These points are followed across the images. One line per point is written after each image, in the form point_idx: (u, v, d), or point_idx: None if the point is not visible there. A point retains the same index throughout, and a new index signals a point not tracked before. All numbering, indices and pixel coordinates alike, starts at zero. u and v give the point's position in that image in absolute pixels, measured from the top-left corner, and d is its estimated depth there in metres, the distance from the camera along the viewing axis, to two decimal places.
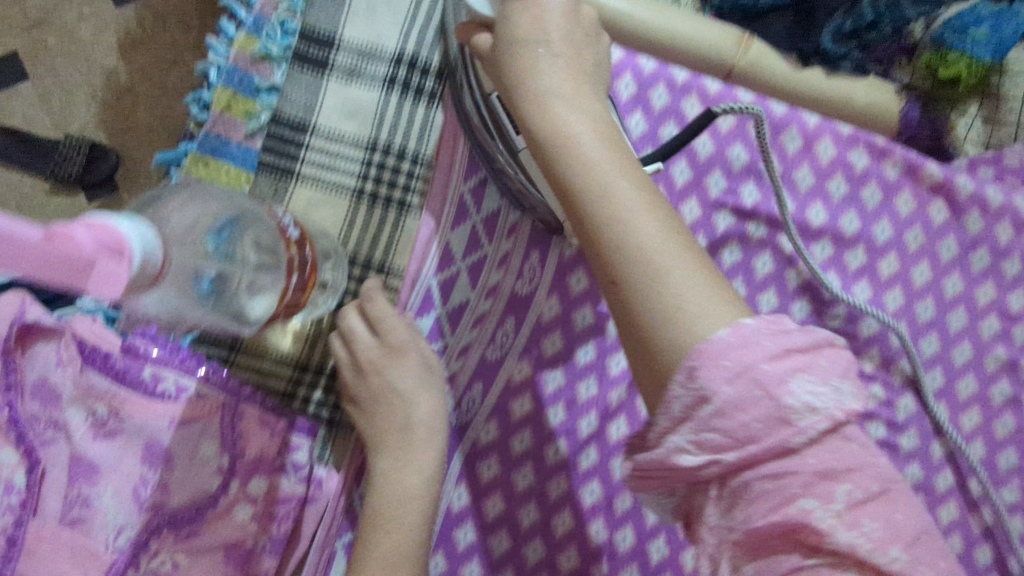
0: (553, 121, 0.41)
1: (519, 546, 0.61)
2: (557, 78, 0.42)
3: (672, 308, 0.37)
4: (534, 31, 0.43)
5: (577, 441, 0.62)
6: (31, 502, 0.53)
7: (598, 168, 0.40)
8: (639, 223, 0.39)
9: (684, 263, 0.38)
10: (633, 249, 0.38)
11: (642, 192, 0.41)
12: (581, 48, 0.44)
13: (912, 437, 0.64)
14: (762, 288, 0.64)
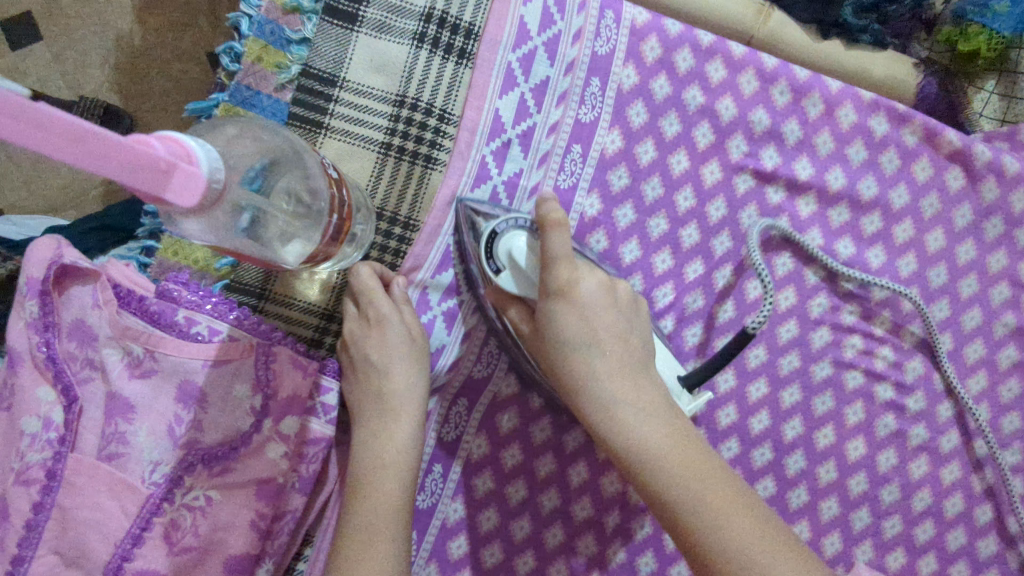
0: (622, 437, 0.49)
1: (536, 494, 0.63)
2: (610, 385, 0.50)
3: (750, 563, 0.44)
4: (585, 339, 0.51)
5: None
6: (68, 436, 0.56)
7: (656, 449, 0.48)
8: (716, 520, 0.45)
9: (749, 520, 0.45)
10: (701, 534, 0.45)
11: (700, 452, 0.49)
12: (628, 345, 0.53)
13: (920, 399, 0.65)
14: (779, 251, 0.65)
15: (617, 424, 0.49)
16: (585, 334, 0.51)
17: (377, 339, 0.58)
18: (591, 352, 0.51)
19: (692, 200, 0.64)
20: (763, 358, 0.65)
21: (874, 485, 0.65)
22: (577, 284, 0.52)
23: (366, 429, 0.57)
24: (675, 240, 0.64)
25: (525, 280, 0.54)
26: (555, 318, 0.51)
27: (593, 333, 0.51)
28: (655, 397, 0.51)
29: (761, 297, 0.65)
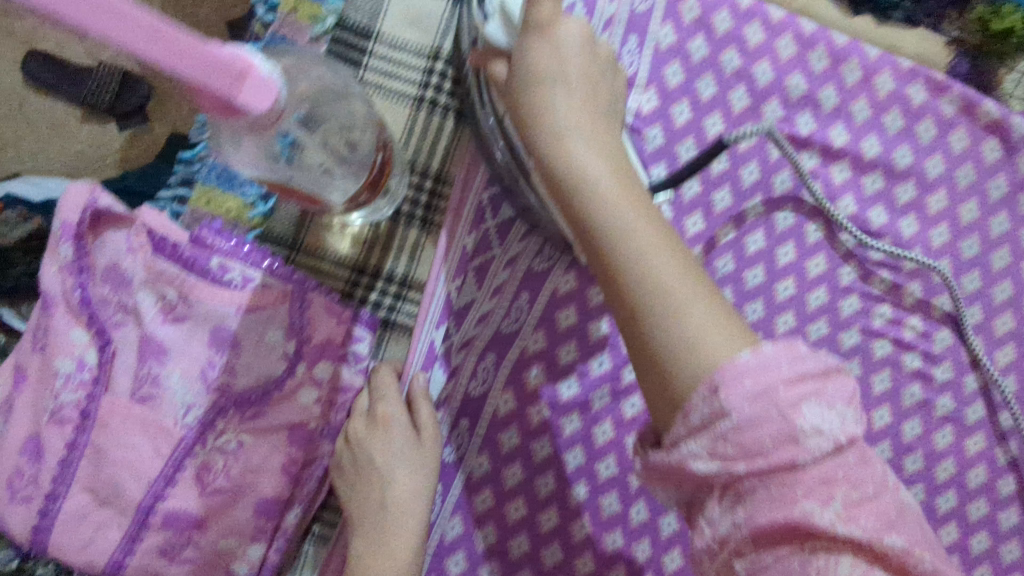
0: (572, 165, 0.44)
1: (561, 452, 0.64)
2: (570, 110, 0.45)
3: (680, 315, 0.42)
4: (553, 69, 0.44)
5: (620, 354, 0.64)
6: (103, 377, 0.56)
7: (615, 210, 0.43)
8: (659, 262, 0.42)
9: (699, 297, 0.42)
10: (640, 262, 0.42)
11: (654, 223, 0.44)
12: (597, 85, 0.47)
13: (947, 369, 0.65)
14: (811, 217, 0.65)
15: (577, 166, 0.44)
16: (559, 67, 0.44)
17: (381, 440, 0.56)
18: (562, 81, 0.45)
19: (725, 162, 0.64)
20: (791, 324, 0.65)
21: (897, 453, 0.65)
22: (559, 23, 0.44)
23: (370, 538, 0.55)
24: (706, 203, 0.64)
25: (512, 29, 0.46)
26: (530, 54, 0.44)
27: (563, 52, 0.44)
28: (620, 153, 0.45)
29: (790, 263, 0.65)
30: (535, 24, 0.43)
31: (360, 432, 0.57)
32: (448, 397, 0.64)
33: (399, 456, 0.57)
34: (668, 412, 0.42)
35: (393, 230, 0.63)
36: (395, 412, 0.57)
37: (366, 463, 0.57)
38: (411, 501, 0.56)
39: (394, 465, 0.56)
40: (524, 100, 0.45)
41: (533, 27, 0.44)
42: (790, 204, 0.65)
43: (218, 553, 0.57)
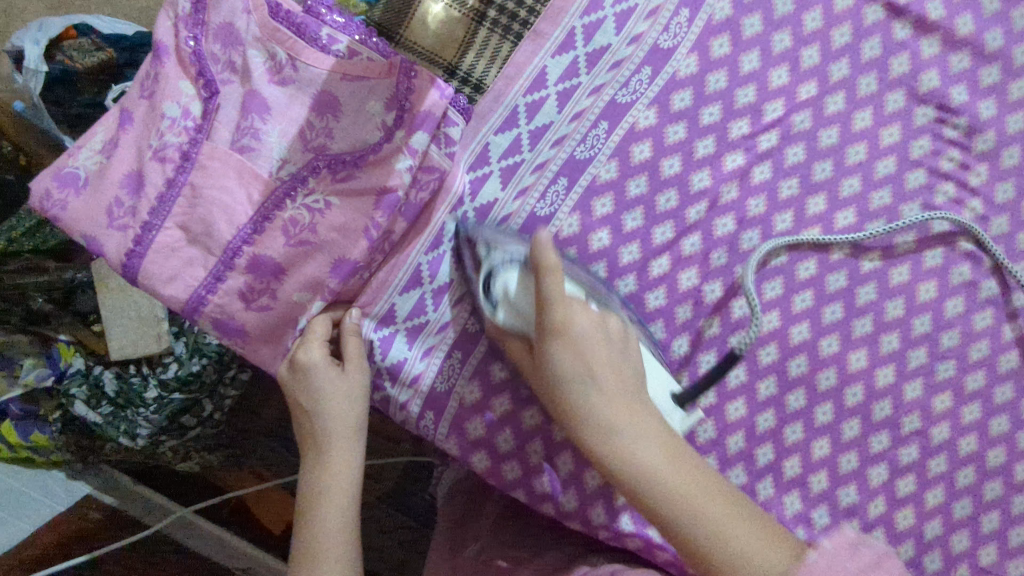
0: (620, 452, 0.51)
1: (614, 278, 0.67)
2: (624, 416, 0.53)
3: (736, 560, 0.49)
4: (580, 372, 0.53)
5: (688, 192, 0.67)
6: (208, 124, 0.59)
7: (658, 470, 0.51)
8: (725, 525, 0.50)
9: (741, 517, 0.51)
10: (692, 519, 0.50)
11: (688, 459, 0.52)
12: (622, 371, 0.54)
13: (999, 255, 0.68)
14: (892, 87, 0.67)
15: (625, 437, 0.52)
16: (596, 368, 0.54)
17: (307, 382, 0.59)
18: (601, 411, 0.53)
19: (819, 22, 0.66)
20: (855, 188, 0.67)
21: (936, 328, 0.68)
22: (571, 322, 0.54)
23: (314, 459, 0.59)
24: (795, 61, 0.66)
25: (517, 315, 0.58)
26: (558, 361, 0.54)
27: (593, 371, 0.53)
28: (650, 424, 0.53)
29: (865, 129, 0.67)
30: (546, 321, 0.54)
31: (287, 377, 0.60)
32: (514, 212, 0.66)
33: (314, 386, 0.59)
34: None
35: (490, 41, 0.66)
36: (316, 354, 0.59)
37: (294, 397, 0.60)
38: (339, 430, 0.59)
39: (310, 402, 0.59)
40: (569, 413, 0.54)
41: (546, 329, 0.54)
42: (878, 66, 0.66)
43: (292, 304, 0.60)
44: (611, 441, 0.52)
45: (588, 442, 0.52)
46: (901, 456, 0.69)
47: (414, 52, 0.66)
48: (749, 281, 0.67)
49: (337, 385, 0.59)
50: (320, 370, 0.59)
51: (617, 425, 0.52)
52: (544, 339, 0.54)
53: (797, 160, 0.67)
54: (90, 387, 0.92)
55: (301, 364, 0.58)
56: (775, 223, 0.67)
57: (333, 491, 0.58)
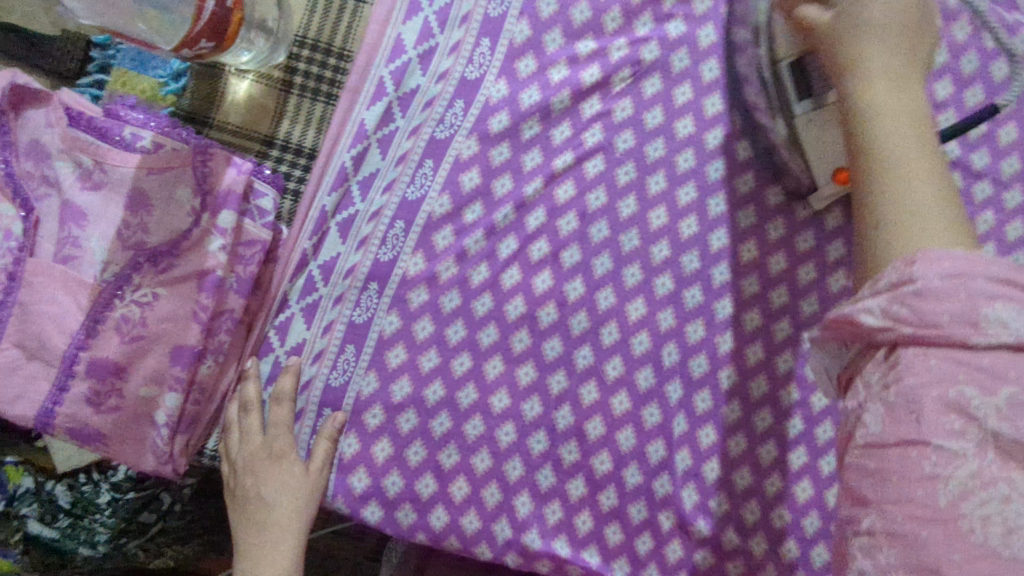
0: (884, 156, 0.45)
1: (469, 304, 0.68)
2: (886, 99, 0.47)
3: (903, 226, 0.43)
4: (866, 62, 0.49)
5: (524, 205, 0.68)
6: (29, 242, 0.59)
7: (909, 178, 0.45)
8: (906, 182, 0.44)
9: (926, 210, 0.44)
10: (908, 203, 0.44)
11: (952, 218, 0.43)
12: (907, 81, 0.48)
13: (839, 216, 0.69)
14: (707, 55, 0.69)
15: (878, 140, 0.46)
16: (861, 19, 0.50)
17: (274, 469, 0.64)
18: (869, 40, 0.49)
19: (619, 21, 0.68)
20: (691, 162, 0.69)
21: (794, 296, 0.69)
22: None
23: (256, 536, 0.63)
24: (606, 61, 0.68)
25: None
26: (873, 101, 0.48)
27: (888, 117, 0.47)
28: (938, 184, 0.44)
29: (688, 102, 0.69)
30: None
31: (250, 449, 0.65)
32: (357, 263, 0.67)
33: (278, 474, 0.64)
34: (868, 259, 0.45)
35: (309, 106, 0.69)
36: (289, 443, 0.65)
37: (251, 471, 0.64)
38: (290, 516, 0.63)
39: (270, 484, 0.64)
40: (856, 50, 0.49)
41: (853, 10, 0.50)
42: (684, 53, 0.68)
43: (140, 401, 0.60)
44: (882, 182, 0.45)
45: (870, 189, 0.46)
46: (788, 429, 0.69)
47: (231, 136, 0.68)
48: (607, 271, 0.68)
49: (296, 475, 0.64)
50: (291, 456, 0.65)
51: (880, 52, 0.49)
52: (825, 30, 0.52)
53: (626, 147, 0.68)
54: (44, 503, 0.78)
55: (278, 448, 0.65)
56: (619, 209, 0.68)
57: (273, 561, 0.61)
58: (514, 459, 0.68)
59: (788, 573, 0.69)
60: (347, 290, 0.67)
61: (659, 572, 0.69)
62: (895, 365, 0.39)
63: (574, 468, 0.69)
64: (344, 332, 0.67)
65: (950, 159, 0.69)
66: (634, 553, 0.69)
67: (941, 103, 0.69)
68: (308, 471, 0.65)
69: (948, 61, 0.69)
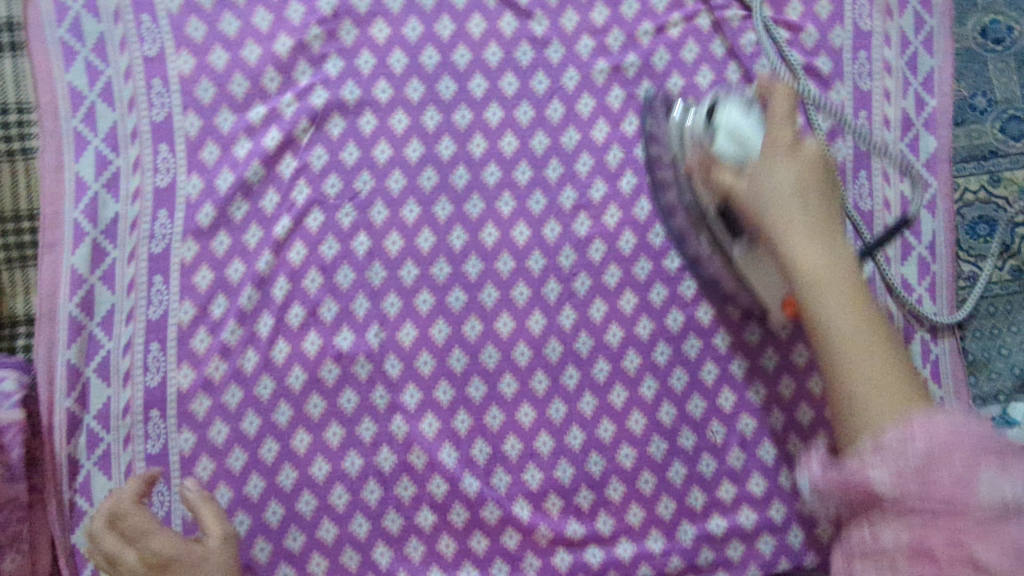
0: (806, 262, 0.60)
1: (252, 391, 0.68)
2: (810, 263, 0.60)
3: (824, 306, 0.58)
4: (780, 203, 0.61)
5: (263, 278, 0.69)
6: None
7: (836, 269, 0.59)
8: (798, 260, 0.60)
9: (850, 303, 0.58)
10: (819, 284, 0.59)
11: (869, 320, 0.58)
12: (839, 264, 0.60)
13: (556, 167, 0.72)
14: (374, 80, 0.71)
15: (795, 241, 0.60)
16: (764, 200, 0.61)
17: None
18: (767, 190, 0.61)
19: (278, 79, 0.70)
20: (402, 180, 0.71)
21: (550, 256, 0.72)
22: (775, 167, 0.61)
23: None
24: (283, 120, 0.70)
25: (738, 141, 0.63)
26: (768, 189, 0.61)
27: (790, 238, 0.61)
28: (867, 314, 0.58)
29: (376, 129, 0.71)
30: (794, 137, 0.62)
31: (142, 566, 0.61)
32: (129, 400, 0.67)
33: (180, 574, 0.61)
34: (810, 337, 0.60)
35: (15, 274, 0.69)
36: (170, 541, 0.62)
37: None
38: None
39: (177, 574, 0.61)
40: (757, 205, 0.62)
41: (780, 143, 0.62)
42: (352, 84, 0.70)
43: None
44: (793, 256, 0.60)
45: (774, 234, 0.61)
46: (596, 374, 0.71)
47: None
48: (367, 309, 0.69)
49: (196, 563, 0.61)
50: (181, 550, 0.61)
51: (797, 236, 0.60)
52: (762, 169, 0.62)
53: (338, 191, 0.70)
54: None
55: (161, 556, 0.61)
56: (355, 249, 0.70)
57: None
58: (356, 517, 0.68)
59: (652, 505, 0.71)
60: (130, 429, 0.67)
61: (537, 559, 0.70)
62: (889, 454, 0.49)
63: (417, 499, 0.69)
64: (145, 468, 0.67)
65: (632, 75, 0.73)
66: (506, 550, 0.70)
67: (603, 31, 0.73)
68: (208, 545, 0.62)
69: None
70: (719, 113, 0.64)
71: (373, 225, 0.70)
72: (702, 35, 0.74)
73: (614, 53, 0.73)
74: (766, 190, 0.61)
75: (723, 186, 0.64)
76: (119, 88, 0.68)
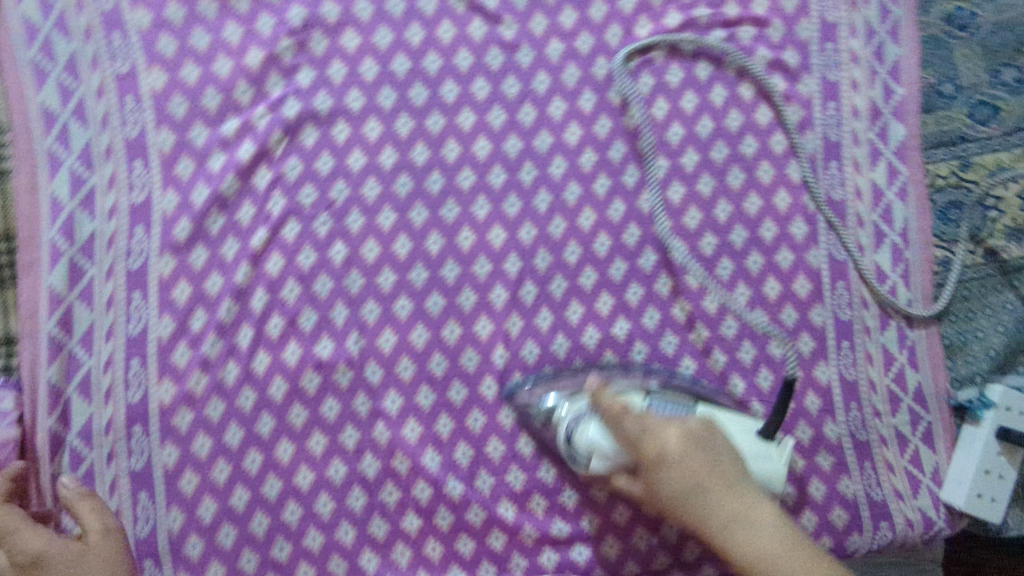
0: (751, 554, 0.61)
1: (234, 403, 0.68)
2: (766, 549, 0.61)
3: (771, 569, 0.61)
4: (705, 494, 0.63)
5: (242, 290, 0.69)
6: None
7: (767, 544, 0.61)
8: (738, 541, 0.62)
9: (775, 533, 0.62)
10: (761, 558, 0.61)
11: (772, 530, 0.62)
12: (758, 507, 0.63)
13: (530, 170, 0.73)
14: (346, 90, 0.71)
15: (727, 529, 0.62)
16: (681, 497, 0.63)
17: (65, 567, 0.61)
18: (697, 497, 0.63)
19: (250, 92, 0.70)
20: (377, 188, 0.71)
21: (526, 259, 0.72)
22: (662, 461, 0.63)
23: None
24: (255, 133, 0.70)
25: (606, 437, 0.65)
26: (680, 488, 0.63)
27: (733, 517, 0.62)
28: (770, 518, 0.62)
29: (349, 138, 0.71)
30: (631, 434, 0.63)
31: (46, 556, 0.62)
32: (112, 416, 0.67)
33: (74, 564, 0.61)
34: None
35: None
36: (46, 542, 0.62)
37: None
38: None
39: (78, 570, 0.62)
40: (687, 504, 0.63)
41: (636, 437, 0.64)
42: (323, 94, 0.71)
43: None
44: (736, 544, 0.62)
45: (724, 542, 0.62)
46: (576, 374, 0.72)
47: None
48: (346, 317, 0.70)
49: (84, 552, 0.61)
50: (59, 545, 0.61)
51: (731, 530, 0.62)
52: (658, 474, 0.64)
53: (314, 201, 0.70)
54: None
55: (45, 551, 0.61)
56: (332, 258, 0.70)
57: None
58: (342, 524, 0.69)
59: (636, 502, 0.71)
60: (114, 445, 0.67)
61: (524, 559, 0.70)
62: None
63: (402, 504, 0.69)
64: (130, 483, 0.67)
65: (603, 77, 0.73)
66: (492, 552, 0.70)
67: (572, 33, 0.73)
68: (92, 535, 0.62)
69: None
70: (578, 435, 0.66)
71: (350, 233, 0.71)
72: (671, 31, 0.74)
73: (585, 54, 0.73)
74: (678, 482, 0.63)
75: (643, 488, 0.65)
76: (92, 107, 0.69)
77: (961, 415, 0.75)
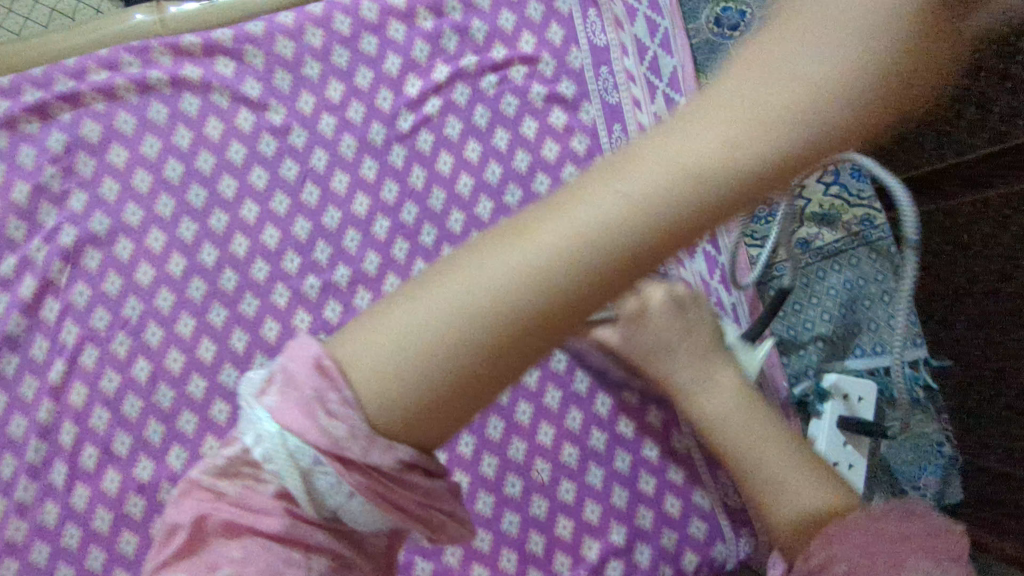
0: (705, 414, 0.65)
1: (59, 543, 0.67)
2: (721, 409, 0.64)
3: (727, 429, 0.63)
4: (679, 358, 0.65)
5: (48, 428, 0.68)
6: None
7: (724, 403, 0.64)
8: (702, 398, 0.65)
9: (738, 398, 0.64)
10: (714, 424, 0.64)
11: (732, 390, 0.64)
12: (715, 376, 0.65)
13: (325, 248, 0.72)
14: (122, 205, 0.70)
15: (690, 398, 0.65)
16: (650, 360, 0.66)
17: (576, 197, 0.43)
18: (669, 355, 0.66)
19: (23, 227, 0.69)
20: (171, 298, 0.70)
21: None
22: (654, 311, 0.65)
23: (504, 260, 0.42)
24: (35, 267, 0.69)
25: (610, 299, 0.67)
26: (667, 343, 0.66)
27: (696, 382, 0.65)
28: (730, 378, 0.65)
29: (133, 253, 0.70)
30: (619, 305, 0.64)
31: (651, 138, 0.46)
32: None
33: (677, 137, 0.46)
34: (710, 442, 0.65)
35: None
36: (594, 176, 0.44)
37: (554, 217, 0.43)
38: (371, 385, 0.42)
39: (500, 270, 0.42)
40: (656, 364, 0.66)
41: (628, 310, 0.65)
42: (99, 215, 0.70)
43: None
44: (698, 408, 0.65)
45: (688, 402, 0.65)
46: None
47: None
48: (162, 432, 0.69)
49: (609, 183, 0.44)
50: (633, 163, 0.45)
51: (698, 389, 0.65)
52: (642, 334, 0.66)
53: (107, 323, 0.69)
54: None
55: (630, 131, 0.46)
56: (136, 376, 0.69)
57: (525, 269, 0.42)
58: None
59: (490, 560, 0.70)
60: None
61: None
62: None
63: None
64: None
65: (381, 143, 0.73)
66: None
67: (341, 105, 0.73)
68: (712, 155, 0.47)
69: (321, 70, 0.73)
70: None
71: (150, 348, 0.70)
72: (441, 85, 0.74)
73: (358, 124, 0.73)
74: (651, 346, 0.66)
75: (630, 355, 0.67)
76: None
77: (804, 413, 0.73)
